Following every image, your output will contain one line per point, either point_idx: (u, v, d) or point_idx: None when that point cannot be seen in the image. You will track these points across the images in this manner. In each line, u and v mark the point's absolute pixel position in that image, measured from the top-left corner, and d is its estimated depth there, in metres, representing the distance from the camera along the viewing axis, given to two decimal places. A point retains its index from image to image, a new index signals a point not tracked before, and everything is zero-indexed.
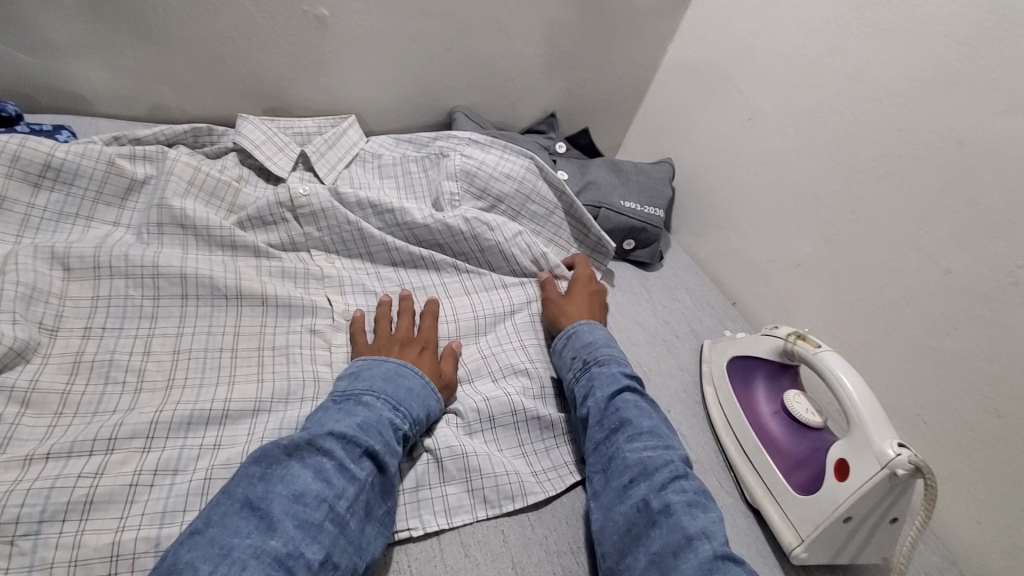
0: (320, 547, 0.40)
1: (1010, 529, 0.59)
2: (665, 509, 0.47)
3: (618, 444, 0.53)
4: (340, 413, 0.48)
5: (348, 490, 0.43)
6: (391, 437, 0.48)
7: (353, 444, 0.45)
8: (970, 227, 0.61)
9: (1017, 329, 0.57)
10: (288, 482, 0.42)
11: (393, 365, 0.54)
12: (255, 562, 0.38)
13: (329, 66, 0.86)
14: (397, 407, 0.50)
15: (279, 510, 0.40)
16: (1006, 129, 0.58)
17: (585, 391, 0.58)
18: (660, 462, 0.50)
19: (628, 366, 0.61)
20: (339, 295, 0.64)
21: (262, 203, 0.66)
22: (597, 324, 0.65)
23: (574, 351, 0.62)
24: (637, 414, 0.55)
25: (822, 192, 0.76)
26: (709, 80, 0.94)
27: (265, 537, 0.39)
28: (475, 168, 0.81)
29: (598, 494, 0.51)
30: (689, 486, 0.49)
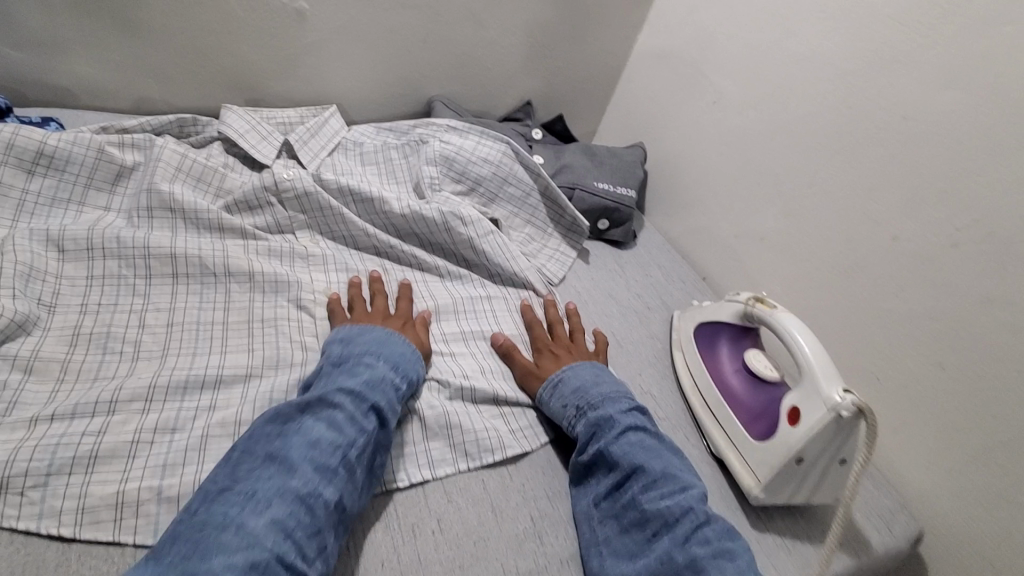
0: (336, 489, 0.45)
1: (955, 472, 0.64)
2: (691, 564, 0.47)
3: (634, 492, 0.52)
4: (346, 372, 0.52)
5: (358, 440, 0.48)
6: (393, 394, 0.52)
7: (361, 399, 0.50)
8: (913, 195, 0.66)
9: (955, 286, 0.62)
10: (303, 432, 0.47)
11: (383, 332, 0.58)
12: (279, 500, 0.43)
13: (310, 58, 0.89)
14: (395, 368, 0.54)
15: (297, 457, 0.45)
16: (941, 103, 0.63)
17: (589, 435, 0.56)
18: (680, 511, 0.50)
19: (627, 398, 0.60)
20: (323, 277, 0.67)
21: (249, 187, 0.69)
22: (584, 362, 0.63)
23: (565, 396, 0.59)
24: (647, 456, 0.54)
25: (782, 168, 0.81)
26: (676, 67, 0.98)
27: (287, 477, 0.44)
28: (453, 153, 0.85)
29: (616, 544, 0.50)
30: (712, 532, 0.49)
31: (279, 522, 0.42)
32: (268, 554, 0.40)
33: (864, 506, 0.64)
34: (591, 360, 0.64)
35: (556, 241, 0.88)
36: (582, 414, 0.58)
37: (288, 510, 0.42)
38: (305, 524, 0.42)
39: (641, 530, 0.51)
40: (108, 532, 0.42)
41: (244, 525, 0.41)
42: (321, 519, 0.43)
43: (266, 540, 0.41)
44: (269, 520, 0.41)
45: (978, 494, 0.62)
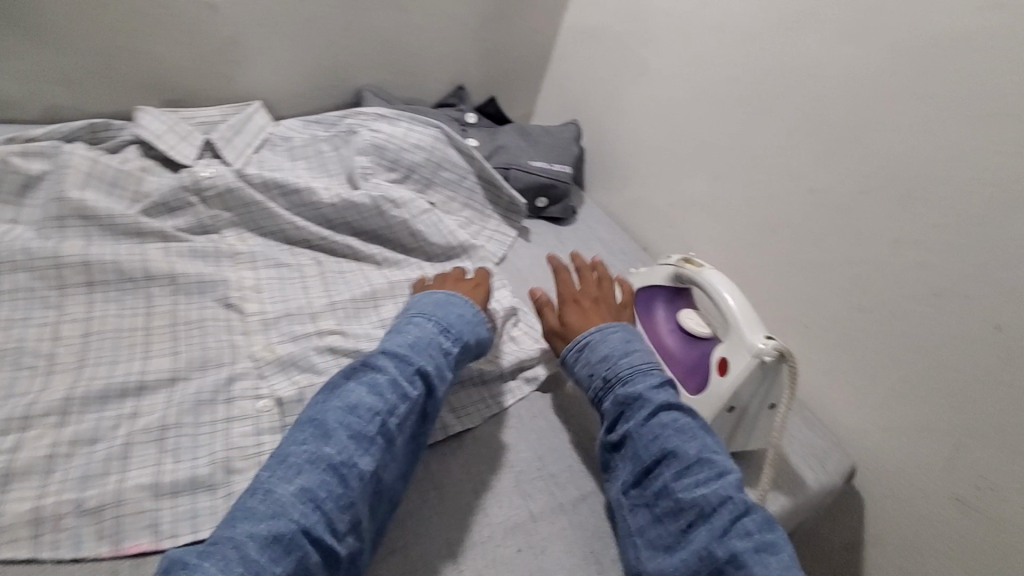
0: (372, 459, 0.46)
1: (881, 407, 0.68)
2: (732, 560, 0.44)
3: (667, 479, 0.50)
4: (393, 337, 0.54)
5: (399, 406, 0.49)
6: (440, 358, 0.53)
7: (405, 362, 0.51)
8: (824, 149, 0.68)
9: (867, 232, 0.66)
10: (344, 397, 0.48)
11: (443, 295, 0.60)
12: (311, 468, 0.43)
13: (228, 54, 0.87)
14: (446, 330, 0.56)
15: (334, 422, 0.46)
16: (842, 58, 0.65)
17: (618, 414, 0.55)
18: (717, 500, 0.47)
19: (659, 371, 0.57)
20: (251, 274, 0.65)
21: (167, 188, 0.67)
22: (610, 324, 0.62)
23: (591, 368, 0.59)
24: (681, 440, 0.52)
25: (706, 133, 0.83)
26: (602, 42, 0.99)
27: (321, 444, 0.45)
28: (384, 142, 0.83)
29: (650, 535, 0.50)
30: (753, 524, 0.46)
31: (308, 491, 0.42)
32: (293, 527, 0.40)
33: (800, 449, 0.68)
34: (620, 324, 0.62)
35: (496, 222, 0.88)
36: (609, 388, 0.57)
37: (319, 479, 0.43)
38: (337, 495, 0.43)
39: (676, 520, 0.49)
40: (26, 549, 0.40)
41: (273, 491, 0.42)
42: (354, 490, 0.44)
43: (292, 509, 0.41)
44: (298, 488, 0.42)
45: (901, 426, 0.66)
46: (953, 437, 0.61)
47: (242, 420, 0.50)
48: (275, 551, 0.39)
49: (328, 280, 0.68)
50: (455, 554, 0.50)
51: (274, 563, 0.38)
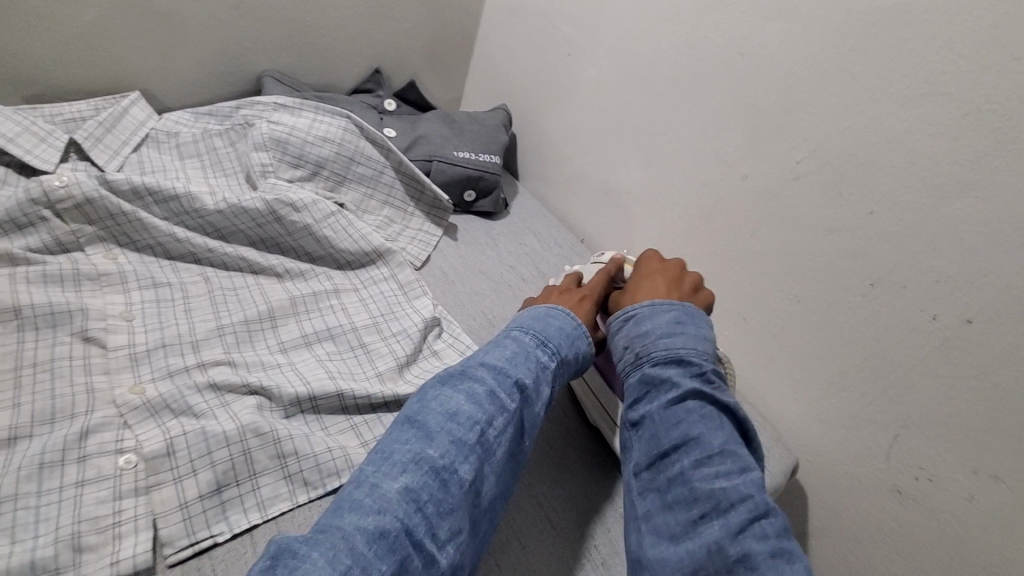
0: (472, 469, 0.43)
1: (820, 399, 0.66)
2: (744, 559, 0.39)
3: (684, 466, 0.44)
4: (492, 348, 0.51)
5: (497, 418, 0.46)
6: (539, 370, 0.50)
7: (504, 374, 0.48)
8: (757, 133, 0.65)
9: (802, 220, 0.62)
10: (441, 402, 0.46)
11: (544, 308, 0.57)
12: (415, 468, 0.41)
13: (93, 38, 0.74)
14: (544, 343, 0.53)
15: (436, 425, 0.44)
16: (771, 35, 0.61)
17: (642, 390, 0.50)
18: (737, 496, 0.42)
19: (703, 354, 0.50)
20: (123, 298, 0.56)
21: (10, 201, 0.56)
22: (665, 300, 0.55)
23: (628, 340, 0.53)
24: (705, 427, 0.46)
25: (637, 117, 0.78)
26: (527, 19, 0.92)
27: (424, 446, 0.43)
28: (285, 135, 0.74)
29: (657, 521, 0.44)
30: (773, 527, 0.41)
31: (411, 491, 0.40)
32: (397, 524, 0.38)
33: None
34: (681, 304, 0.54)
35: (419, 221, 0.81)
36: (639, 363, 0.51)
37: (423, 480, 0.41)
38: (437, 499, 0.41)
39: (688, 510, 0.43)
40: None
41: (379, 487, 0.40)
42: (455, 497, 0.41)
43: (394, 508, 0.39)
44: (401, 490, 0.40)
45: (839, 417, 0.64)
46: (893, 428, 0.59)
47: (98, 483, 0.43)
48: (381, 547, 0.37)
49: (218, 300, 0.59)
50: None
51: (380, 560, 0.36)
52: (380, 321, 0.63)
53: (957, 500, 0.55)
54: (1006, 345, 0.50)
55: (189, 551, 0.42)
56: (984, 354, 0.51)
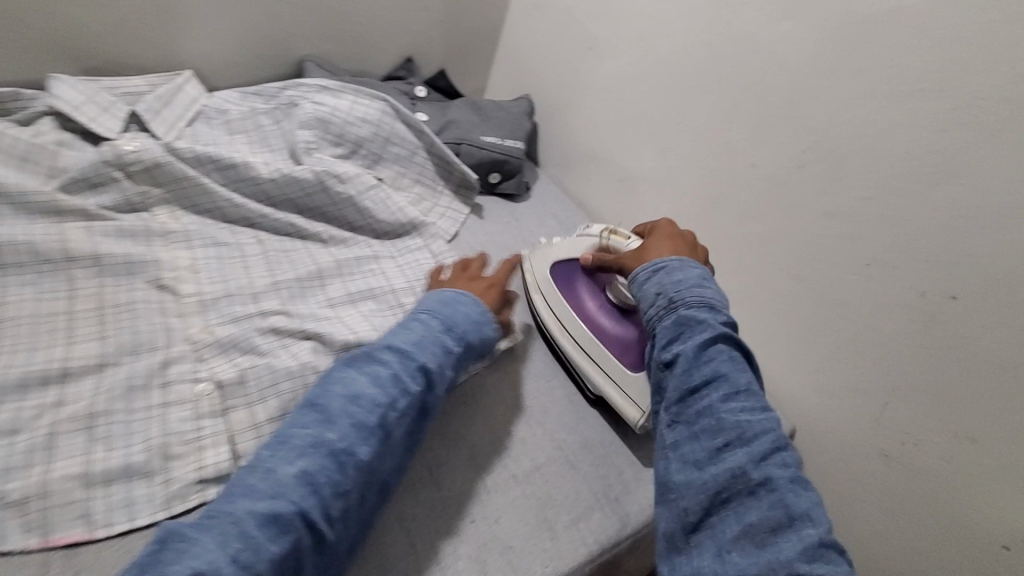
0: (370, 450, 0.46)
1: (817, 372, 0.71)
2: (765, 482, 0.44)
3: (712, 400, 0.49)
4: (400, 332, 0.54)
5: (400, 400, 0.49)
6: (443, 355, 0.54)
7: (410, 358, 0.51)
8: (766, 124, 0.70)
9: (805, 204, 0.68)
10: (346, 386, 0.48)
11: (452, 294, 0.60)
12: (311, 454, 0.44)
13: (152, 19, 0.80)
14: (449, 329, 0.56)
15: (337, 410, 0.46)
16: (783, 35, 0.67)
17: (673, 334, 0.54)
18: (761, 429, 0.47)
19: (726, 309, 0.56)
20: (187, 253, 0.62)
21: (86, 162, 0.62)
22: (691, 261, 0.60)
23: (661, 288, 0.58)
24: (733, 369, 0.51)
25: (655, 108, 0.83)
26: (552, 14, 0.97)
27: (323, 430, 0.45)
28: (328, 115, 0.80)
29: (684, 449, 0.49)
30: (791, 458, 0.46)
31: (308, 474, 0.43)
32: (290, 508, 0.41)
33: None
34: (700, 265, 0.60)
35: (448, 199, 0.87)
36: (671, 310, 0.56)
37: (321, 464, 0.43)
38: (335, 480, 0.43)
39: (713, 439, 0.48)
40: None
41: (275, 470, 0.42)
42: (348, 478, 0.44)
43: (292, 491, 0.41)
44: (299, 472, 0.42)
45: (833, 388, 0.70)
46: (883, 397, 0.65)
47: (180, 405, 0.49)
48: (270, 531, 0.39)
49: (270, 259, 0.65)
50: (410, 526, 0.50)
51: (271, 543, 0.39)
52: (415, 284, 0.68)
53: (934, 462, 0.61)
54: (988, 319, 0.55)
55: None
56: (965, 329, 0.57)
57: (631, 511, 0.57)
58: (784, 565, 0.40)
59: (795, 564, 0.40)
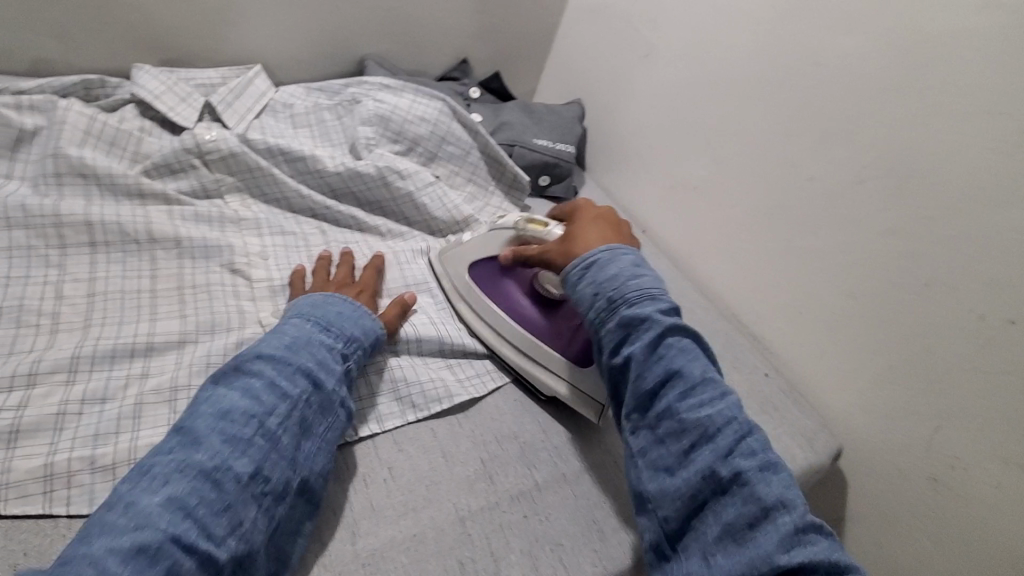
0: (249, 461, 0.42)
1: (868, 392, 0.70)
2: (736, 477, 0.45)
3: (671, 400, 0.50)
4: (273, 338, 0.50)
5: (279, 406, 0.45)
6: (324, 355, 0.50)
7: (285, 363, 0.47)
8: (828, 137, 0.69)
9: (865, 220, 0.67)
10: (214, 402, 0.44)
11: (320, 297, 0.56)
12: (179, 477, 0.40)
13: (227, 14, 0.83)
14: (328, 329, 0.52)
15: (203, 429, 0.42)
16: (849, 48, 0.66)
17: (620, 336, 0.54)
18: (722, 421, 0.48)
19: (666, 295, 0.55)
20: (256, 240, 0.65)
21: (168, 149, 0.65)
22: (619, 246, 0.59)
23: (597, 287, 0.56)
24: (685, 361, 0.51)
25: (709, 117, 0.83)
26: (608, 19, 0.98)
27: (191, 451, 0.41)
28: (389, 112, 0.82)
29: (652, 456, 0.49)
30: (757, 443, 0.47)
31: (176, 500, 0.39)
32: (160, 536, 0.37)
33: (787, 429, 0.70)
34: (630, 248, 0.59)
35: (499, 200, 0.89)
36: (613, 309, 0.55)
37: (191, 486, 0.39)
38: (211, 501, 0.39)
39: (678, 441, 0.48)
40: (39, 505, 0.41)
41: (135, 502, 0.38)
42: (230, 494, 0.40)
43: (160, 520, 0.38)
44: (165, 499, 0.38)
45: (884, 408, 0.68)
46: (934, 419, 0.63)
47: None
48: (138, 565, 0.35)
49: (332, 250, 0.68)
50: (465, 517, 0.50)
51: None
52: (448, 293, 0.69)
53: (985, 488, 0.59)
54: None
55: None
56: None
57: None
58: (765, 562, 0.41)
59: (775, 558, 0.41)
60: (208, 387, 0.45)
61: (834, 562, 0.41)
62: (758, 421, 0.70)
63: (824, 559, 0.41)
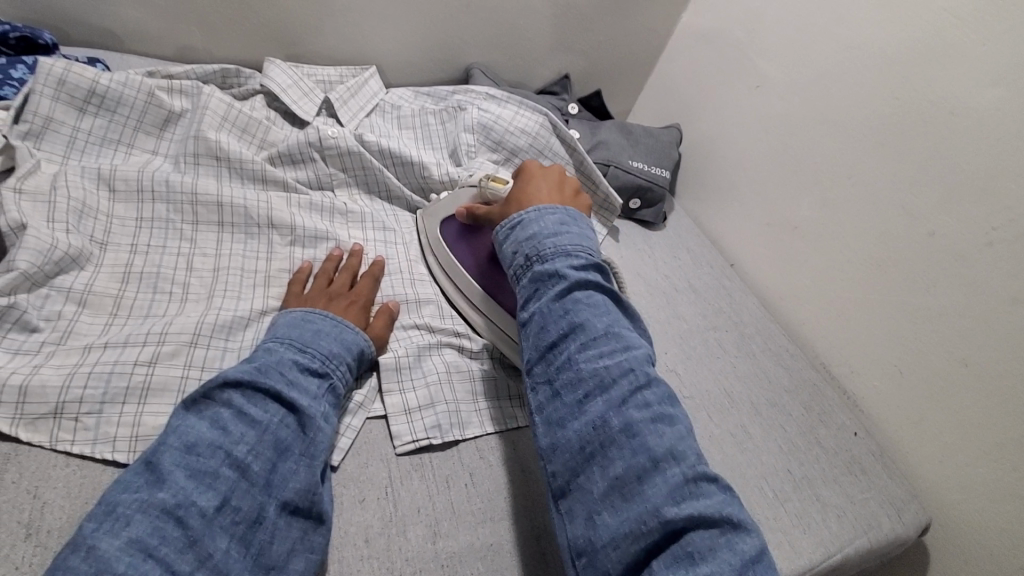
0: (215, 494, 0.39)
1: (970, 469, 0.64)
2: (626, 429, 0.42)
3: (571, 352, 0.46)
4: (241, 363, 0.47)
5: (248, 435, 0.43)
6: (295, 375, 0.47)
7: (251, 389, 0.44)
8: (956, 193, 0.65)
9: (988, 285, 0.62)
10: (180, 434, 0.41)
11: (300, 313, 0.53)
12: (140, 516, 0.37)
13: (354, 16, 0.88)
14: (304, 349, 0.49)
15: (168, 465, 0.39)
16: (994, 101, 0.62)
17: (529, 288, 0.51)
18: (619, 372, 0.45)
19: (585, 251, 0.52)
20: (361, 235, 0.68)
21: (292, 141, 0.70)
22: (551, 205, 0.56)
23: (515, 242, 0.54)
24: (591, 313, 0.48)
25: (819, 157, 0.80)
26: (720, 47, 0.96)
27: (154, 490, 0.38)
28: (492, 122, 0.85)
29: (547, 411, 0.45)
30: (653, 396, 0.44)
31: (138, 541, 0.36)
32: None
33: (875, 493, 0.66)
34: (560, 206, 0.56)
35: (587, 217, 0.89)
36: (527, 262, 0.52)
37: (153, 526, 0.37)
38: (174, 539, 0.37)
39: (575, 393, 0.45)
40: None
41: (95, 546, 0.35)
42: (195, 530, 0.38)
43: (117, 565, 0.35)
44: (126, 541, 0.36)
45: (985, 488, 0.62)
46: None
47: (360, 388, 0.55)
48: None
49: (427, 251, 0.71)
50: (540, 535, 0.50)
51: None
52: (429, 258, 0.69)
53: None
54: None
55: (411, 446, 0.52)
56: None
57: None
58: (651, 513, 0.39)
59: (661, 509, 0.39)
60: (178, 415, 0.42)
61: (722, 513, 0.39)
62: (844, 482, 0.66)
63: (709, 510, 0.39)
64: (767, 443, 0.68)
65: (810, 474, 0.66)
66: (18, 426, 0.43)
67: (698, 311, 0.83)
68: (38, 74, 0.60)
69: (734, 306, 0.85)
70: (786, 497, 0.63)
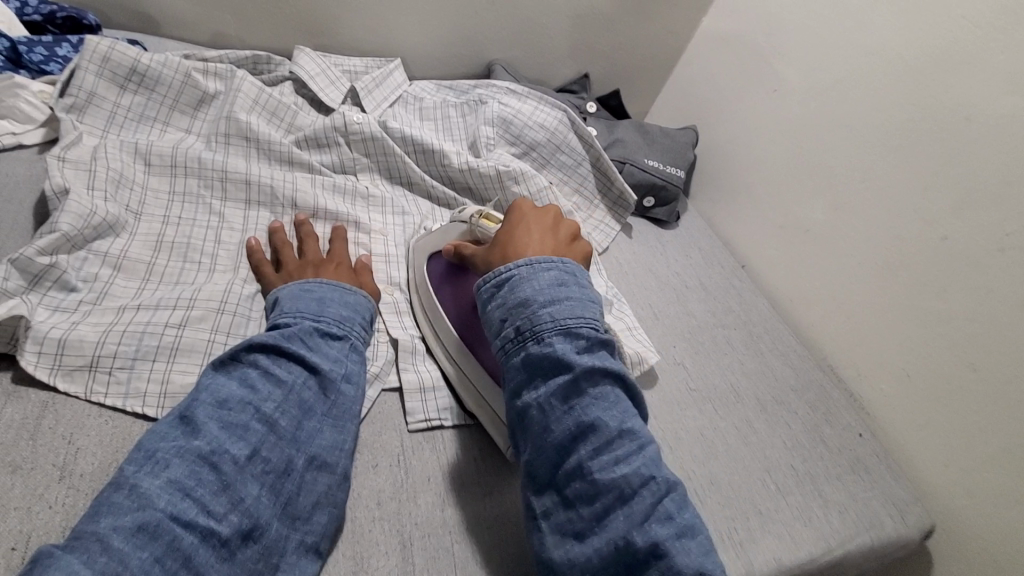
0: (247, 444, 0.42)
1: (973, 473, 0.64)
2: (652, 548, 0.40)
3: (582, 457, 0.44)
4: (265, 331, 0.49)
5: (275, 394, 0.45)
6: (314, 341, 0.49)
7: (275, 352, 0.47)
8: (969, 199, 0.66)
9: (998, 290, 0.63)
10: (212, 391, 0.44)
11: (297, 284, 0.54)
12: (178, 460, 0.39)
13: (382, 8, 0.90)
14: (319, 317, 0.51)
15: (202, 416, 0.42)
16: (1009, 108, 0.62)
17: (529, 376, 0.48)
18: (638, 481, 0.43)
19: (586, 328, 0.48)
20: (381, 218, 0.71)
21: (319, 126, 0.72)
22: (544, 259, 0.52)
23: (508, 315, 0.51)
24: (600, 410, 0.45)
25: (834, 161, 0.81)
26: (740, 51, 0.98)
27: (190, 438, 0.41)
28: (511, 116, 0.87)
29: (558, 519, 0.44)
30: (672, 505, 0.42)
31: (176, 482, 0.38)
32: (159, 515, 0.37)
33: (877, 493, 0.66)
34: (555, 261, 0.53)
35: (601, 214, 0.90)
36: (523, 340, 0.49)
37: (190, 469, 0.39)
38: (210, 483, 0.39)
39: (590, 505, 0.43)
40: None
41: (138, 484, 0.38)
42: (229, 475, 0.40)
43: (158, 502, 0.37)
44: (166, 481, 0.38)
45: (989, 492, 0.63)
46: None
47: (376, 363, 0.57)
48: (137, 542, 0.35)
49: None
50: None
51: (138, 553, 0.35)
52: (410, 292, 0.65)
53: None
54: None
55: (423, 424, 0.54)
56: None
57: (755, 561, 0.57)
58: None
59: None
60: (208, 374, 0.45)
61: None
62: (847, 480, 0.67)
63: None
64: (771, 438, 0.69)
65: (815, 471, 0.67)
66: (56, 376, 0.46)
67: (708, 308, 0.84)
68: (84, 52, 0.63)
69: (744, 306, 0.86)
70: (788, 491, 0.64)
